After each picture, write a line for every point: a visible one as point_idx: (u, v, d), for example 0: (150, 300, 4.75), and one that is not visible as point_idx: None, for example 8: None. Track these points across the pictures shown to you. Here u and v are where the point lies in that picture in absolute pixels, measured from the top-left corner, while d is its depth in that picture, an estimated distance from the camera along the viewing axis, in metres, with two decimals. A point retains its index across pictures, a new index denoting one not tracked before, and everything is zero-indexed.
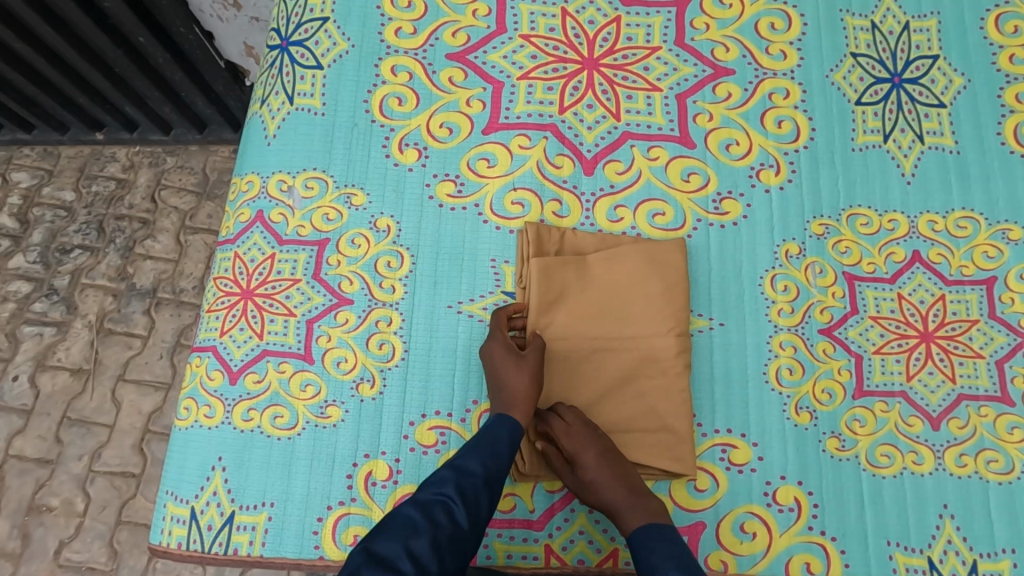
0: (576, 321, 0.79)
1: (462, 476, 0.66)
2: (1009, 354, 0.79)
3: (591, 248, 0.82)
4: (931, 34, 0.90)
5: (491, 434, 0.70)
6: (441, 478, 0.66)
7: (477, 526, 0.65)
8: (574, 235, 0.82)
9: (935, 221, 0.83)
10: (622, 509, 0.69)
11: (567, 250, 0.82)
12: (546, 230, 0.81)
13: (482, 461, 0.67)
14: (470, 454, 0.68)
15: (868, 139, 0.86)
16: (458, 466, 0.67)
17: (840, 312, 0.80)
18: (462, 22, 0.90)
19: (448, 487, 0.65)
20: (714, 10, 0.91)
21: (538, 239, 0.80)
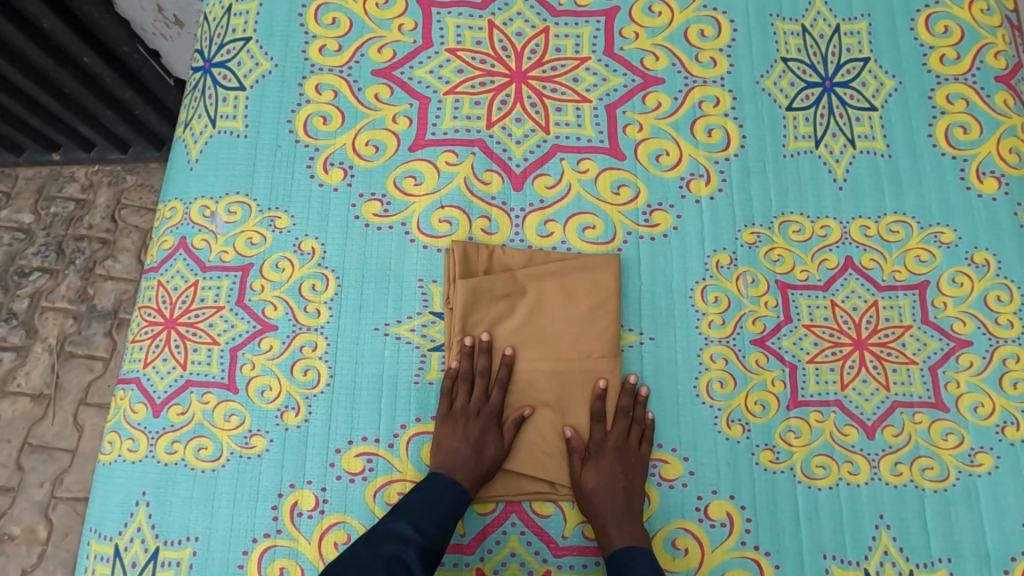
0: (504, 341, 0.78)
1: (420, 540, 0.65)
2: (942, 359, 0.78)
3: (516, 262, 0.81)
4: (861, 36, 0.89)
5: (448, 492, 0.70)
6: (400, 532, 0.66)
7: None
8: (502, 252, 0.81)
9: (867, 226, 0.82)
10: (614, 521, 0.70)
11: (493, 266, 0.80)
12: (473, 249, 0.80)
13: (439, 529, 0.67)
14: (432, 515, 0.68)
15: (799, 144, 0.86)
16: (419, 525, 0.66)
17: (773, 322, 0.80)
18: (387, 38, 0.88)
19: (409, 547, 0.65)
20: (643, 18, 0.90)
21: (464, 258, 0.79)
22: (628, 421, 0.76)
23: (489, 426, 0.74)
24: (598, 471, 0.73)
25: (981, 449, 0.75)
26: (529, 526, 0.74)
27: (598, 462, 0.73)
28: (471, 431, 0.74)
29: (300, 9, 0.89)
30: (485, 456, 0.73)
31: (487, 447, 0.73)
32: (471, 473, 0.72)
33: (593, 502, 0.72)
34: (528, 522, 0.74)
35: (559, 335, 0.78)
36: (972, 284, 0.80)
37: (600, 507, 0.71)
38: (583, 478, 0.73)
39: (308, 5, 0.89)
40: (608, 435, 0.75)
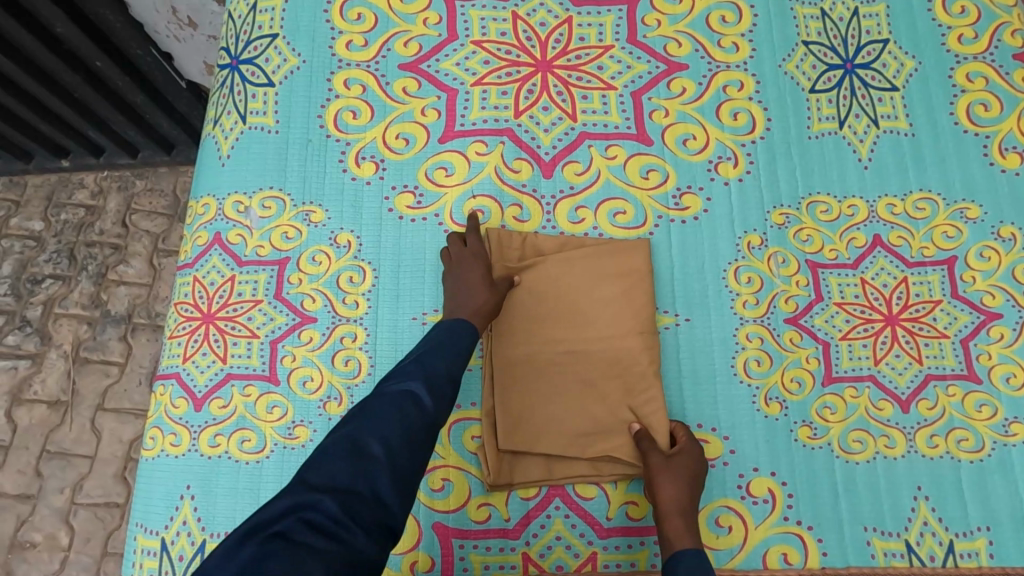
0: (539, 327, 0.79)
1: (429, 373, 0.65)
2: (973, 332, 0.79)
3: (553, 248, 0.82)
4: (880, 19, 0.91)
5: (452, 334, 0.70)
6: (407, 371, 0.66)
7: (443, 416, 0.64)
8: (535, 238, 0.82)
9: (893, 204, 0.84)
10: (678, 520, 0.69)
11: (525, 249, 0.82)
12: (507, 236, 0.81)
13: (447, 364, 0.67)
14: (437, 353, 0.68)
15: (823, 126, 0.87)
16: (421, 359, 0.67)
17: (805, 301, 0.81)
18: (413, 31, 0.89)
19: (413, 378, 0.64)
20: (665, 6, 0.91)
21: (500, 245, 0.81)
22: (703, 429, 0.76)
23: (478, 260, 0.76)
24: (684, 462, 0.71)
25: (1015, 419, 0.76)
26: (573, 509, 0.75)
27: (685, 457, 0.72)
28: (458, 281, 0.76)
29: (325, 5, 0.90)
30: (480, 288, 0.74)
31: (482, 278, 0.75)
32: (473, 308, 0.73)
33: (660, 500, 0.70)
34: (572, 505, 0.75)
35: (595, 321, 0.79)
36: (1000, 258, 0.81)
37: (674, 501, 0.69)
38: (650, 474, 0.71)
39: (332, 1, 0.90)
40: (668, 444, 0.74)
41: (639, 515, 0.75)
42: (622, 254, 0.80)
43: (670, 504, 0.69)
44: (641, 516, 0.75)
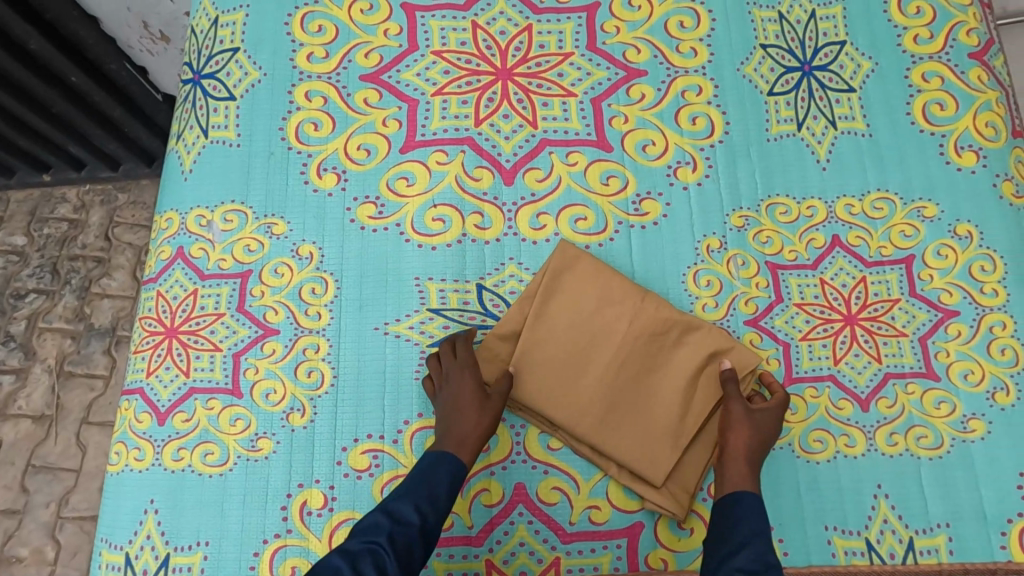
0: (508, 335, 0.79)
1: (397, 524, 0.66)
2: (931, 330, 0.80)
3: (548, 297, 0.79)
4: (836, 20, 0.91)
5: (431, 470, 0.70)
6: (376, 523, 0.67)
7: (407, 575, 0.65)
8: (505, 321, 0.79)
9: (852, 205, 0.84)
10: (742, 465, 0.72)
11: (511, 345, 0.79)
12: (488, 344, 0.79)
13: (418, 512, 0.67)
14: (409, 497, 0.68)
15: (781, 128, 0.87)
16: (391, 510, 0.68)
17: (765, 302, 0.81)
18: (374, 43, 0.90)
19: (379, 534, 0.65)
20: (623, 12, 0.92)
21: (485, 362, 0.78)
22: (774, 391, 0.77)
23: (463, 371, 0.74)
24: (763, 416, 0.74)
25: (974, 415, 0.77)
26: (536, 514, 0.75)
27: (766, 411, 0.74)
28: (455, 416, 0.73)
29: (286, 18, 0.90)
30: (467, 414, 0.73)
31: (468, 399, 0.73)
32: (459, 440, 0.72)
33: (727, 443, 0.74)
34: (535, 511, 0.75)
35: (560, 324, 0.79)
36: (956, 255, 0.82)
37: (740, 447, 0.72)
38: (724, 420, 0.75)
39: (293, 13, 0.90)
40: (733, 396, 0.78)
41: (602, 519, 0.75)
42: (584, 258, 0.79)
43: (736, 449, 0.73)
44: (605, 520, 0.75)
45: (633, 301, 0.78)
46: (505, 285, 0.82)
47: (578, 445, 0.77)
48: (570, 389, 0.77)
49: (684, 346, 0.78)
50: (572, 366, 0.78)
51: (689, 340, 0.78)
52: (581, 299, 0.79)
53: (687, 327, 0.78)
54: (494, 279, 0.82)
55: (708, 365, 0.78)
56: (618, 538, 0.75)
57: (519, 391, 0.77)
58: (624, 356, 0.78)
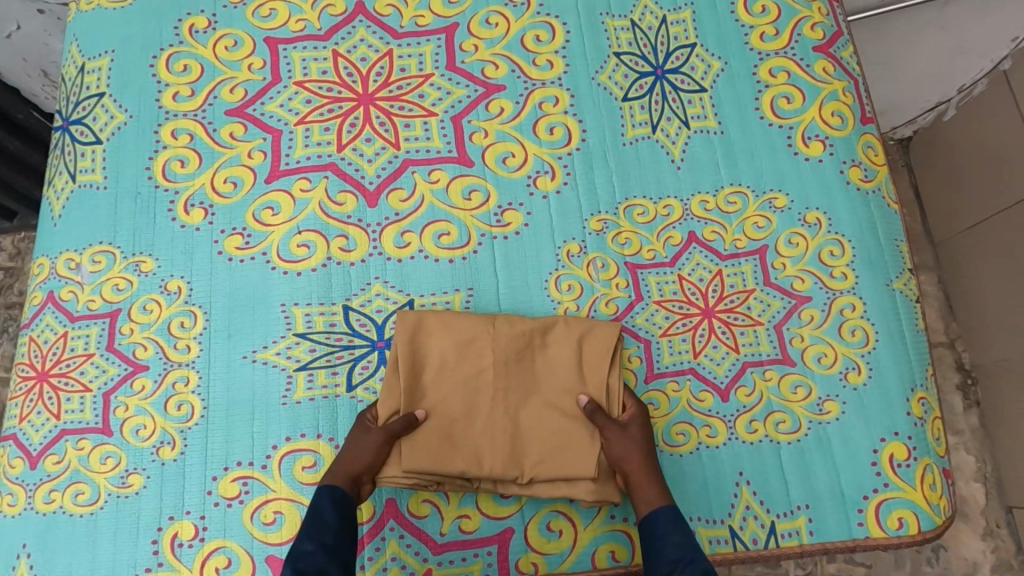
0: (387, 408, 0.77)
1: (298, 558, 0.63)
2: (786, 317, 0.82)
3: (408, 362, 0.78)
4: (687, 24, 0.95)
5: (313, 512, 0.68)
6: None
7: None
8: (390, 383, 0.78)
9: (706, 201, 0.87)
10: (646, 486, 0.71)
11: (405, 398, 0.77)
12: (384, 402, 0.77)
13: (315, 538, 0.65)
14: (304, 534, 0.65)
15: (637, 132, 0.90)
16: (294, 552, 0.64)
17: (625, 302, 0.83)
18: (238, 78, 0.92)
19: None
20: (481, 30, 0.94)
21: (384, 401, 0.77)
22: (628, 403, 0.77)
23: (359, 419, 0.77)
24: (632, 433, 0.74)
25: (828, 397, 0.79)
26: (406, 528, 0.76)
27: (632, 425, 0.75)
28: (342, 454, 0.74)
29: (151, 60, 0.92)
30: (349, 450, 0.74)
31: (352, 437, 0.75)
32: (336, 467, 0.72)
33: (627, 466, 0.73)
34: (406, 525, 0.76)
35: (434, 377, 0.79)
36: (807, 243, 0.84)
37: (639, 470, 0.72)
38: (612, 446, 0.74)
39: (159, 55, 0.93)
40: (612, 385, 0.78)
41: (472, 528, 0.76)
42: (429, 314, 0.79)
43: (639, 472, 0.72)
44: (475, 529, 0.76)
45: (485, 330, 0.78)
46: (371, 304, 0.83)
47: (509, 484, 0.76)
48: (470, 432, 0.77)
49: (552, 352, 0.79)
50: (457, 404, 0.78)
51: (553, 340, 0.79)
52: (441, 352, 0.79)
53: (545, 330, 0.79)
54: (360, 300, 0.83)
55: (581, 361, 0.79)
56: (488, 545, 0.76)
57: (426, 467, 0.74)
58: (503, 375, 0.78)
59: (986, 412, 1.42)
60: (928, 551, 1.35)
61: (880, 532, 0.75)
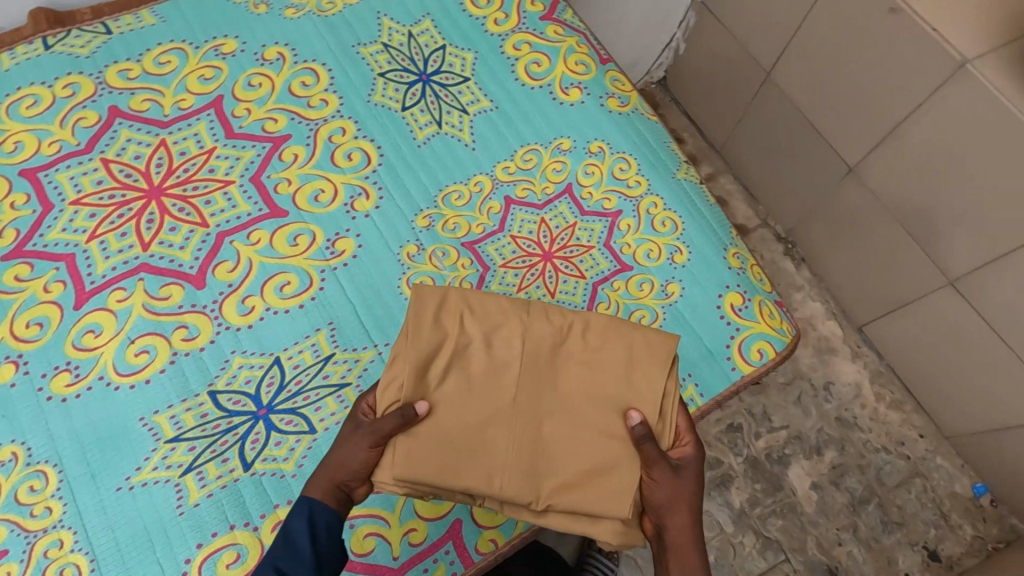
0: (388, 398, 0.68)
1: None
2: (609, 233, 0.93)
3: (425, 342, 0.69)
4: (431, 31, 1.05)
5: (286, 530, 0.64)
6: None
7: None
8: (391, 363, 0.70)
9: (508, 166, 0.97)
10: (686, 551, 0.67)
11: (408, 383, 0.68)
12: (383, 387, 0.69)
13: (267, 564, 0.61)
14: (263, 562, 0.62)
15: (426, 132, 0.98)
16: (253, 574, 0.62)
17: (476, 276, 0.89)
18: (4, 220, 0.85)
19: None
20: (247, 94, 0.97)
21: (386, 386, 0.69)
22: (681, 441, 0.71)
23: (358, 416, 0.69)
24: (683, 485, 0.68)
25: (668, 281, 0.91)
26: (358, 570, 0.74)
27: (683, 476, 0.69)
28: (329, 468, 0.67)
29: None
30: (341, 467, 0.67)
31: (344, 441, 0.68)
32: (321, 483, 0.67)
33: (671, 521, 0.67)
34: (356, 568, 0.74)
35: (450, 359, 0.70)
36: (600, 168, 0.97)
37: (683, 532, 0.67)
38: (659, 495, 0.68)
39: None
40: (666, 422, 0.70)
41: (422, 538, 0.76)
42: (450, 292, 0.72)
43: (681, 530, 0.67)
44: (425, 538, 0.76)
45: (517, 317, 0.73)
46: (238, 378, 0.81)
47: (522, 507, 0.69)
48: (480, 439, 0.68)
49: (582, 336, 0.72)
50: (473, 400, 0.69)
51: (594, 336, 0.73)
52: (465, 334, 0.71)
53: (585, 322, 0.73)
54: (224, 379, 0.80)
55: (631, 378, 0.70)
56: (443, 545, 0.76)
57: (418, 478, 0.66)
58: (531, 372, 0.71)
59: (813, 263, 1.68)
60: (822, 391, 1.57)
61: (750, 368, 0.87)
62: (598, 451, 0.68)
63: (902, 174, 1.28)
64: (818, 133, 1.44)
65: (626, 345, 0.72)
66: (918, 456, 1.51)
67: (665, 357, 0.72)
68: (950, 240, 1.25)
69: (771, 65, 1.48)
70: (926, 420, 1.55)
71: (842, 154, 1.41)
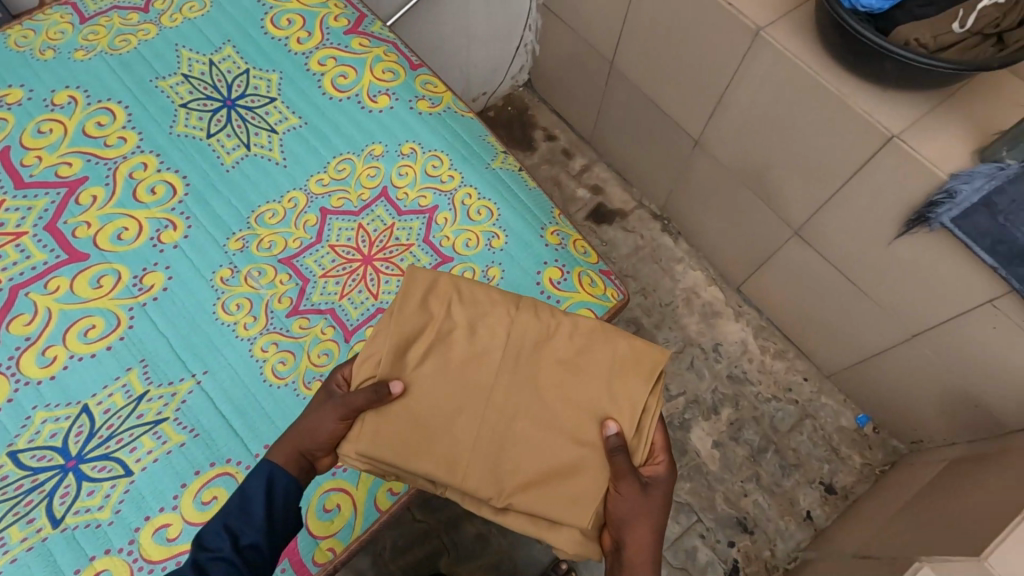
0: (366, 372, 0.71)
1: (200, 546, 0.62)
2: (428, 228, 0.95)
3: (410, 323, 0.73)
4: (233, 57, 1.05)
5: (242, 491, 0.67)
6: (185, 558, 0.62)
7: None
8: (373, 338, 0.73)
9: (321, 178, 0.97)
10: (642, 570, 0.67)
11: (386, 364, 0.71)
12: (361, 362, 0.72)
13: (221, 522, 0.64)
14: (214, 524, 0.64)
15: (234, 155, 0.97)
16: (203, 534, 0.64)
17: (296, 290, 0.89)
18: None
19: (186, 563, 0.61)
20: (36, 141, 0.94)
21: (365, 361, 0.72)
22: (653, 460, 0.70)
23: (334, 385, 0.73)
24: (648, 505, 0.68)
25: (489, 266, 0.93)
26: None
27: (650, 498, 0.68)
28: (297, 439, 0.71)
29: None
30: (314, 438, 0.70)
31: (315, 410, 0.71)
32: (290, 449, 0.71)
33: (629, 538, 0.67)
34: None
35: (431, 343, 0.73)
36: (413, 168, 0.99)
37: (641, 551, 0.67)
38: (623, 511, 0.68)
39: None
40: (643, 437, 0.69)
41: None
42: (442, 277, 0.77)
43: (638, 549, 0.67)
44: None
45: (507, 311, 0.75)
46: (41, 433, 0.77)
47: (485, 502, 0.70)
48: (445, 428, 0.70)
49: (556, 334, 0.73)
50: (447, 392, 0.71)
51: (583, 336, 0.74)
52: (451, 318, 0.75)
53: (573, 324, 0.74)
54: (26, 437, 0.77)
55: (612, 389, 0.70)
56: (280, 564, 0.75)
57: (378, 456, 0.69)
58: (514, 366, 0.72)
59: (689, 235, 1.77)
60: (712, 352, 1.64)
61: None
62: (559, 453, 0.69)
63: (734, 140, 1.37)
64: (662, 111, 1.53)
65: (497, 318, 0.75)
66: (806, 399, 1.60)
67: (649, 369, 0.71)
68: (787, 196, 1.34)
69: (613, 55, 1.56)
70: (808, 363, 1.65)
71: (684, 128, 1.50)
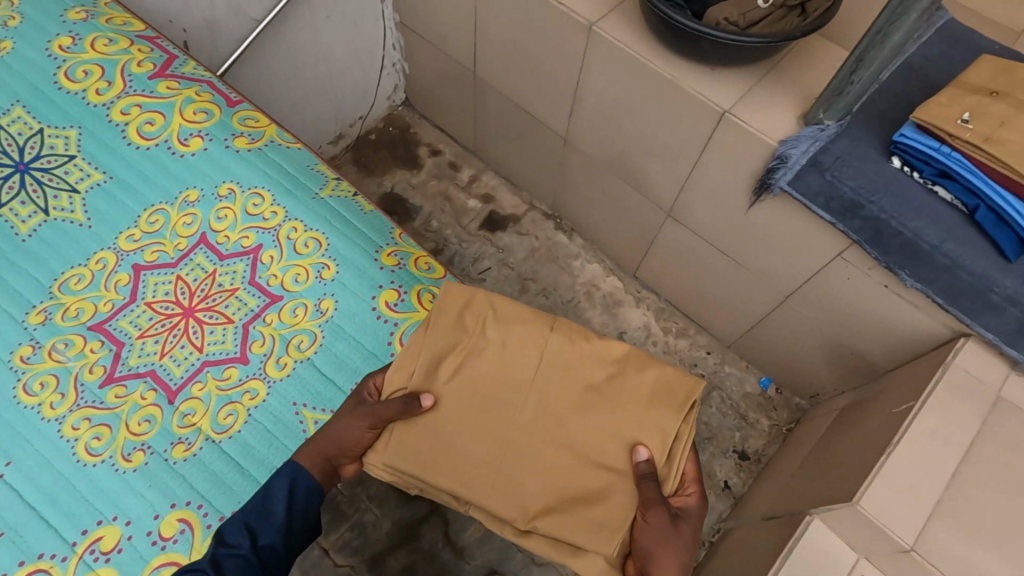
0: (400, 383, 0.76)
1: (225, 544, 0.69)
2: (253, 269, 0.91)
3: (431, 344, 0.77)
4: (24, 117, 0.98)
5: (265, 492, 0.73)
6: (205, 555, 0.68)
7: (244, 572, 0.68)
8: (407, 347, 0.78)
9: (132, 233, 0.92)
10: None
11: (423, 372, 0.76)
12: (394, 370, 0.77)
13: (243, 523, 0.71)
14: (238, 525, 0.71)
15: (30, 224, 0.91)
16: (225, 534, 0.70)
17: (109, 357, 0.83)
18: None
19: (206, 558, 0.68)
20: None
21: (398, 370, 0.77)
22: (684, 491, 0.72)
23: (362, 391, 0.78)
24: (677, 534, 0.68)
25: (321, 299, 0.90)
26: None
27: (678, 528, 0.68)
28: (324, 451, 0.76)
29: None
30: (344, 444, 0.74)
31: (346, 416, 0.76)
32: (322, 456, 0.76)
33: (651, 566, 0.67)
34: None
35: (463, 357, 0.76)
36: (232, 210, 0.95)
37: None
38: (648, 538, 0.68)
39: None
40: (673, 466, 0.70)
41: None
42: (477, 294, 0.79)
43: None
44: None
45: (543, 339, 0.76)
46: None
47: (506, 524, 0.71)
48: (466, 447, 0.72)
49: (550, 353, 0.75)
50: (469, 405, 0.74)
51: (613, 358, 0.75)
52: (484, 336, 0.77)
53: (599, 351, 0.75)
54: None
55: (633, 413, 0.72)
56: None
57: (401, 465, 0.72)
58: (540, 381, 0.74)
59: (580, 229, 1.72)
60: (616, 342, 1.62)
61: None
62: (576, 478, 0.70)
63: (598, 133, 1.34)
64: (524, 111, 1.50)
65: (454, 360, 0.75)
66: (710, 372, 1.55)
67: (683, 399, 0.72)
68: (651, 176, 1.31)
69: (472, 63, 1.51)
70: (710, 337, 1.60)
71: (548, 125, 1.46)
